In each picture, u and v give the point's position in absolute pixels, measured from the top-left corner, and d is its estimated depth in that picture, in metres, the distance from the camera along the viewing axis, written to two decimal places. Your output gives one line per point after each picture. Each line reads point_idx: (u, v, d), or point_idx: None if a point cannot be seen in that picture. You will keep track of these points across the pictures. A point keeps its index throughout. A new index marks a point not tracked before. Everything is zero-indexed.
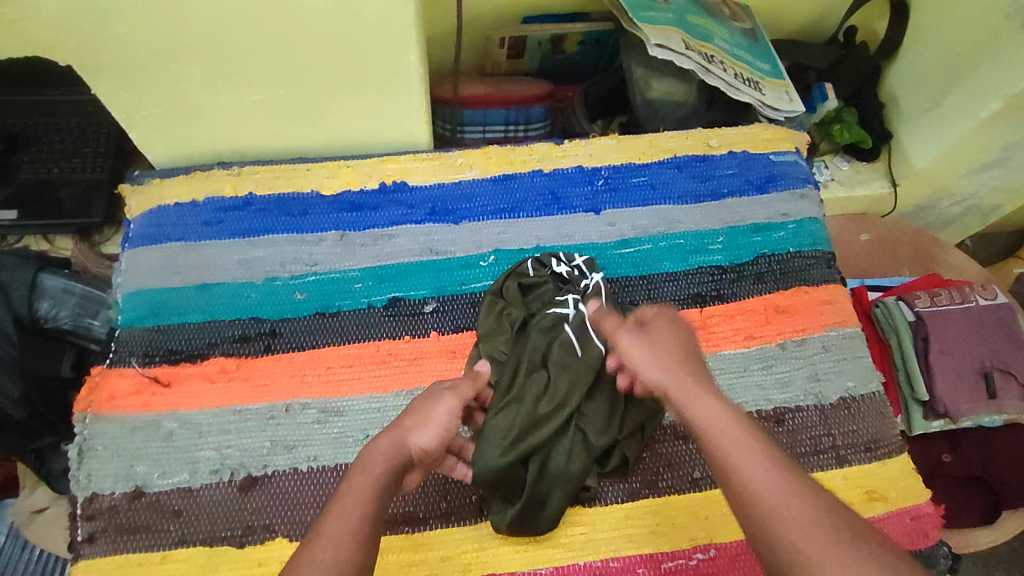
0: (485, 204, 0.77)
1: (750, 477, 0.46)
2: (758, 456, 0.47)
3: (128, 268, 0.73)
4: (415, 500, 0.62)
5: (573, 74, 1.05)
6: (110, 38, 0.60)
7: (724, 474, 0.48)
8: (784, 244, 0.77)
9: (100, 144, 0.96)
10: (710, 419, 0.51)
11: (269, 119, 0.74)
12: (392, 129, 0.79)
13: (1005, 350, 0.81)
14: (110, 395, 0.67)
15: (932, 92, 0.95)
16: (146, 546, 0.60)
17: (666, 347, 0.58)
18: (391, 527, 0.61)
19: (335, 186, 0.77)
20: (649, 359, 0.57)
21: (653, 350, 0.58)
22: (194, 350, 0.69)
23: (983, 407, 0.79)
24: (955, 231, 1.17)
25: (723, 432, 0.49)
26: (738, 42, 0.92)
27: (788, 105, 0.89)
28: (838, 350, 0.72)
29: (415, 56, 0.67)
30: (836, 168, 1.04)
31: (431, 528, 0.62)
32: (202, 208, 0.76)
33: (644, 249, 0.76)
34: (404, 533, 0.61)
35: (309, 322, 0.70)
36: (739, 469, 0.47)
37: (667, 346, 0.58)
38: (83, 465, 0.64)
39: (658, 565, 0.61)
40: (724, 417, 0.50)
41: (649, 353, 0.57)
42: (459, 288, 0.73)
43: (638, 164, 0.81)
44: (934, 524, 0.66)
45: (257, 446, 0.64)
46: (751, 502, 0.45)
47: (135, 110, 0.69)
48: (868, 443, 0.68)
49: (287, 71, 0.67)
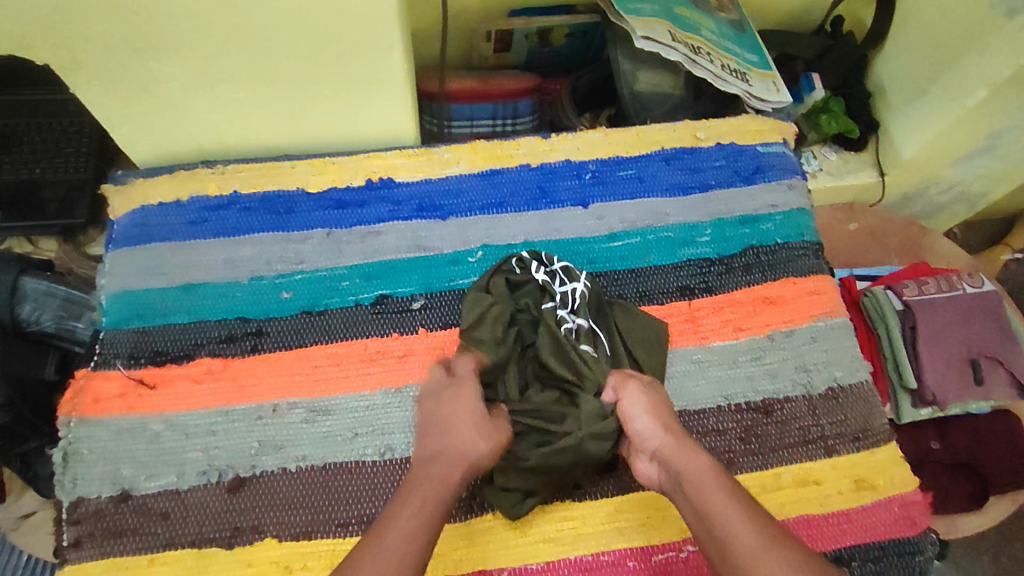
0: (473, 200, 0.77)
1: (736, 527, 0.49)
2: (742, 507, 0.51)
3: (112, 269, 0.72)
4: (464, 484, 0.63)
5: (560, 67, 1.05)
6: (87, 37, 0.59)
7: (708, 527, 0.50)
8: (771, 235, 0.77)
9: (83, 143, 0.94)
10: (699, 475, 0.53)
11: (252, 117, 0.73)
12: (378, 125, 0.78)
13: (992, 338, 0.81)
14: (95, 397, 0.66)
15: (919, 81, 0.95)
16: (132, 550, 0.60)
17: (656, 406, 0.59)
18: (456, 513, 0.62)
19: (321, 184, 0.76)
20: (649, 413, 0.58)
21: (648, 407, 0.58)
22: (181, 351, 0.68)
23: (970, 394, 0.80)
24: (943, 219, 1.18)
25: (713, 486, 0.52)
26: (725, 33, 0.92)
27: (776, 96, 0.89)
28: (825, 340, 0.72)
29: (400, 52, 0.66)
30: (824, 158, 1.05)
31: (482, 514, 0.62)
32: (185, 207, 0.75)
33: (632, 242, 0.76)
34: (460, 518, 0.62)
35: (296, 321, 0.70)
36: (722, 515, 0.50)
37: (662, 408, 0.59)
38: (68, 469, 0.64)
39: (648, 557, 0.62)
40: (711, 473, 0.53)
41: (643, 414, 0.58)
42: (448, 284, 0.72)
43: (625, 157, 0.80)
44: (921, 512, 0.66)
45: (245, 446, 0.64)
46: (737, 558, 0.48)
47: (115, 109, 0.68)
48: (856, 432, 0.69)
49: (269, 67, 0.66)
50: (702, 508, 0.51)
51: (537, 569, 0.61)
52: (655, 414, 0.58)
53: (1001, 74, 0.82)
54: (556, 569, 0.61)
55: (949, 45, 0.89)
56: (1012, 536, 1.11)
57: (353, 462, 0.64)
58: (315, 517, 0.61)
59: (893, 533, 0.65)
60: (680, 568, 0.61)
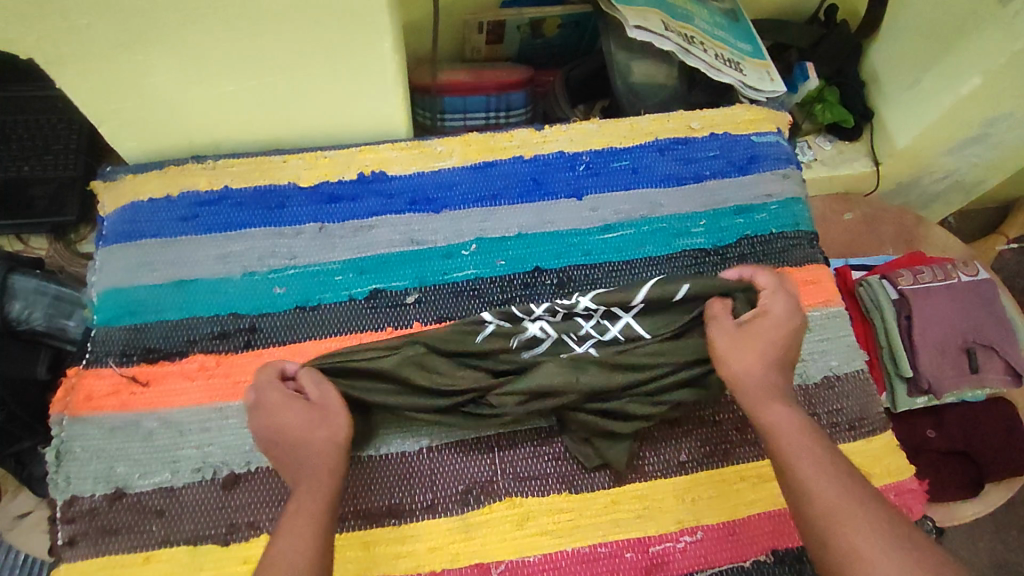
0: (466, 192, 0.76)
1: (811, 481, 0.51)
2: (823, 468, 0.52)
3: (102, 266, 0.72)
4: (394, 492, 0.62)
5: (553, 58, 1.04)
6: (73, 30, 0.58)
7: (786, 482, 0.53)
8: (766, 226, 0.77)
9: (73, 140, 0.93)
10: (785, 426, 0.55)
11: (243, 111, 0.72)
12: (370, 118, 0.78)
13: (988, 325, 0.82)
14: (87, 395, 0.66)
15: (914, 70, 0.94)
16: (128, 548, 0.60)
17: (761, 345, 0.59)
18: (376, 521, 0.61)
19: (312, 177, 0.76)
20: (744, 355, 0.59)
21: (737, 348, 0.59)
22: (173, 348, 0.67)
23: (966, 382, 0.80)
24: (938, 208, 1.18)
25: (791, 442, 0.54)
26: (718, 23, 0.91)
27: (769, 85, 0.89)
28: (821, 330, 0.72)
29: (391, 43, 0.66)
30: (819, 148, 1.05)
31: (420, 520, 0.61)
32: (177, 203, 0.74)
33: (626, 234, 0.75)
34: (389, 526, 0.61)
35: (289, 316, 0.69)
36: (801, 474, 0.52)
37: (756, 345, 0.59)
38: (61, 467, 0.63)
39: (646, 548, 0.62)
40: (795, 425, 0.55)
41: (746, 356, 0.59)
42: (442, 277, 0.72)
43: (619, 148, 0.80)
44: (917, 499, 0.66)
45: (239, 443, 0.64)
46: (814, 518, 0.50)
47: (103, 104, 0.68)
48: (853, 421, 0.69)
49: (258, 60, 0.65)
50: (782, 458, 0.54)
51: (534, 562, 0.61)
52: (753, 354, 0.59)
53: (995, 61, 0.82)
54: (553, 561, 0.61)
55: (944, 33, 0.89)
56: (1008, 522, 1.11)
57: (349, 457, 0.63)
58: None
59: None
60: (678, 559, 0.62)
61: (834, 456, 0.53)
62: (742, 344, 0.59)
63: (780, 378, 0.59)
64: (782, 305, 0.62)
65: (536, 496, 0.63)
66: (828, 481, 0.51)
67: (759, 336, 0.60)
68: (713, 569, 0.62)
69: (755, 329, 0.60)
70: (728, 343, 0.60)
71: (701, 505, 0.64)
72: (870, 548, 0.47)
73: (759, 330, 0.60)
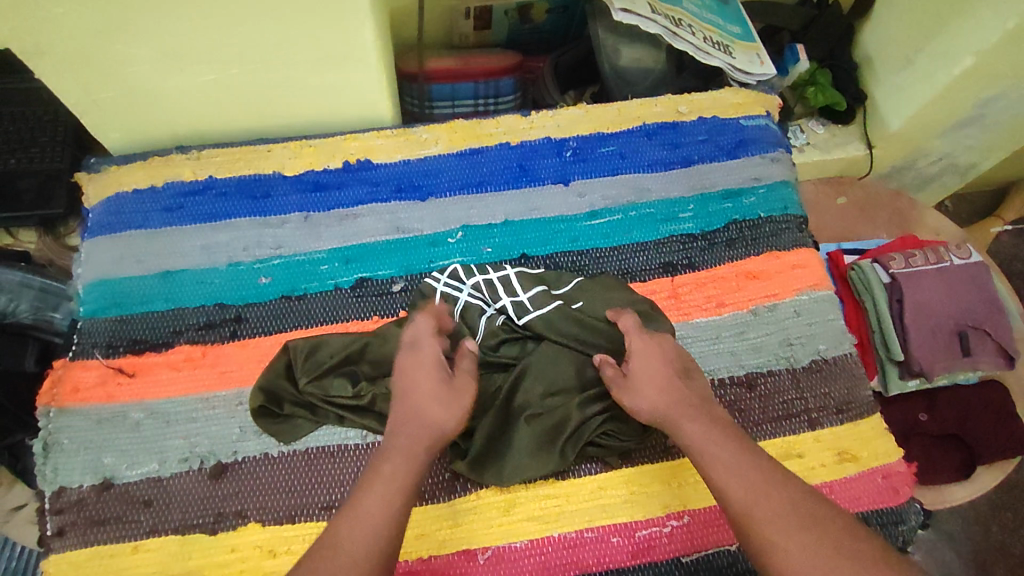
0: (452, 179, 0.76)
1: (747, 497, 0.49)
2: (772, 488, 0.50)
3: (88, 259, 0.72)
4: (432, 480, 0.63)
5: (542, 44, 1.04)
6: (46, 17, 0.57)
7: (730, 492, 0.50)
8: (754, 210, 0.77)
9: (58, 132, 0.93)
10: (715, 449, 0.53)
11: (226, 99, 0.72)
12: (355, 105, 0.77)
13: (980, 307, 0.81)
14: (74, 386, 0.66)
15: (906, 50, 0.93)
16: (115, 538, 0.60)
17: (653, 378, 0.58)
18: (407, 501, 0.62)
19: (297, 166, 0.75)
20: (653, 392, 0.57)
21: (645, 382, 0.58)
22: (159, 339, 0.67)
23: (957, 364, 0.80)
24: (934, 190, 1.17)
25: (731, 457, 0.52)
26: (707, 6, 0.91)
27: (760, 68, 0.87)
28: (809, 314, 0.72)
29: (372, 29, 0.64)
30: (811, 132, 1.04)
31: (465, 497, 0.62)
32: (160, 193, 0.74)
33: (613, 219, 0.75)
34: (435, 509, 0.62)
35: (275, 306, 0.69)
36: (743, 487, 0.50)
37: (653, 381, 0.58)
38: (49, 459, 0.63)
39: (632, 533, 0.62)
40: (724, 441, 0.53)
41: (641, 399, 0.58)
42: (428, 265, 0.72)
43: (606, 133, 0.79)
44: (904, 482, 0.67)
45: (226, 432, 0.64)
46: (760, 526, 0.48)
47: (85, 95, 0.67)
48: (840, 405, 0.68)
49: (234, 49, 0.64)
50: (718, 484, 0.51)
51: (520, 547, 0.61)
52: (648, 392, 0.57)
53: (987, 40, 0.81)
54: (540, 547, 0.61)
55: (936, 12, 0.87)
56: (1002, 505, 1.12)
57: (336, 446, 0.64)
58: (299, 501, 0.61)
59: (877, 504, 0.65)
60: (663, 543, 0.62)
61: (773, 471, 0.51)
62: (634, 386, 0.58)
63: (712, 399, 0.58)
64: (642, 339, 0.61)
65: (519, 482, 0.62)
66: (762, 492, 0.49)
67: (649, 372, 0.59)
68: (700, 553, 0.62)
69: (637, 368, 0.59)
70: (623, 389, 0.59)
71: (687, 490, 0.63)
72: (805, 556, 0.45)
73: (639, 367, 0.59)
